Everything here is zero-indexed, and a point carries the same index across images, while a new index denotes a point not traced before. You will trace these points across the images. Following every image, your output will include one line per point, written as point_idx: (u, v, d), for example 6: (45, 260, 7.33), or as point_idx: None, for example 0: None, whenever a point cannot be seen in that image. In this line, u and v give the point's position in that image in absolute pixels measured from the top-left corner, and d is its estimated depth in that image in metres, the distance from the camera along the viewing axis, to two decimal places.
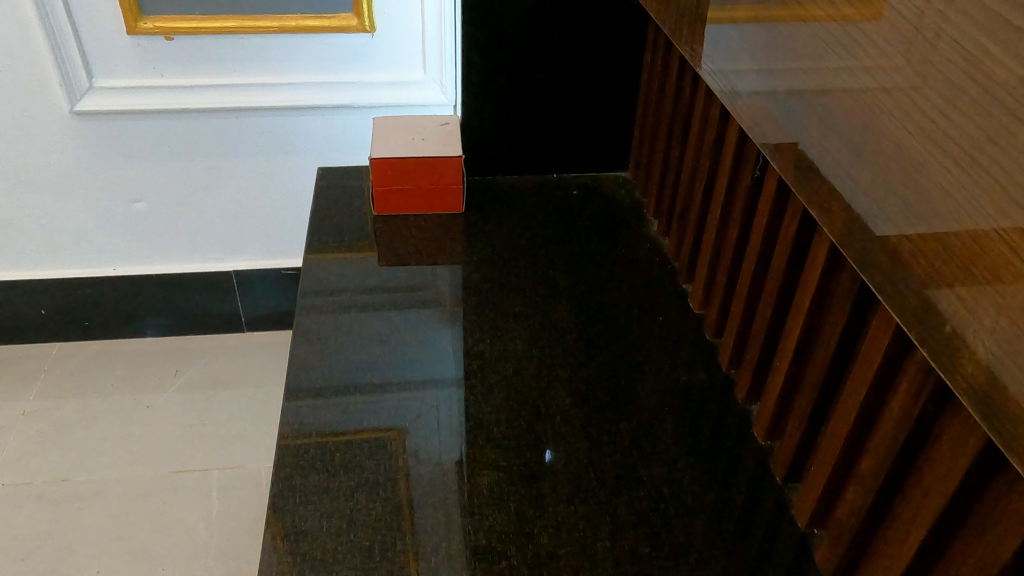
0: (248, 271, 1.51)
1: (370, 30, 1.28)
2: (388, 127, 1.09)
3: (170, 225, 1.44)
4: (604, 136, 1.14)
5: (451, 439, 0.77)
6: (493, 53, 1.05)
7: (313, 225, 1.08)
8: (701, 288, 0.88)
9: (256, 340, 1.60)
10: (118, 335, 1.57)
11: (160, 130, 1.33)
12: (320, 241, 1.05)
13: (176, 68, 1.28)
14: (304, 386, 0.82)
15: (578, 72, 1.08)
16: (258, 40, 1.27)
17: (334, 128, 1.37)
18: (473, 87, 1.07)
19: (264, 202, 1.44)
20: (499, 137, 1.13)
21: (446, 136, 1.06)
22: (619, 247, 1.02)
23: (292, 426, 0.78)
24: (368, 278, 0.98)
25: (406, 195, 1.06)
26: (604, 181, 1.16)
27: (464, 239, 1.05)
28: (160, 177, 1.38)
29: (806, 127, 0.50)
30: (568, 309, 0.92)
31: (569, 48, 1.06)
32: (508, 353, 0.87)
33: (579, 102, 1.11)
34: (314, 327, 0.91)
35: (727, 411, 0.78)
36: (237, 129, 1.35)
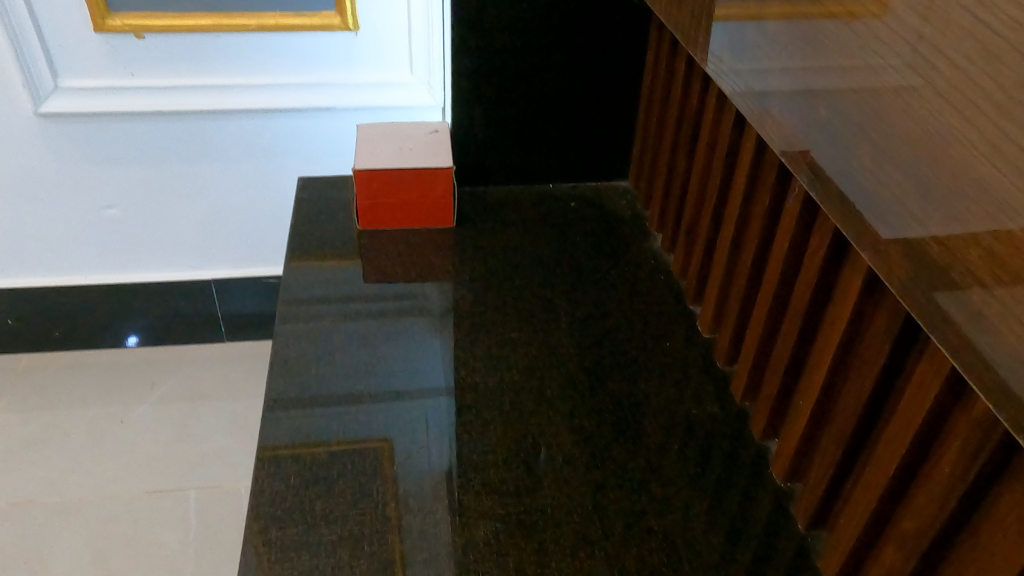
0: (229, 281, 1.45)
1: (354, 28, 1.22)
2: (374, 135, 1.03)
3: (144, 232, 1.38)
4: (601, 144, 1.09)
5: (445, 445, 0.75)
6: (486, 58, 0.99)
7: (294, 240, 1.02)
8: (710, 312, 0.83)
9: (237, 350, 1.54)
10: (89, 346, 1.50)
11: (133, 133, 1.26)
12: (301, 257, 0.99)
13: (148, 69, 1.21)
14: (286, 396, 0.80)
15: (576, 78, 1.02)
16: (235, 38, 1.21)
17: (317, 132, 1.31)
18: (464, 95, 1.01)
19: (243, 209, 1.38)
20: (492, 146, 1.07)
21: (435, 146, 1.00)
22: (620, 265, 0.97)
23: (275, 441, 0.75)
24: (350, 283, 0.95)
25: (393, 209, 1.00)
26: (603, 192, 1.11)
27: (456, 255, 0.99)
28: (133, 183, 1.31)
29: (840, 136, 0.47)
30: (567, 332, 0.87)
31: (566, 52, 1.00)
32: (506, 383, 0.81)
33: (577, 109, 1.05)
34: (297, 335, 0.87)
35: (742, 448, 0.73)
36: (216, 133, 1.28)
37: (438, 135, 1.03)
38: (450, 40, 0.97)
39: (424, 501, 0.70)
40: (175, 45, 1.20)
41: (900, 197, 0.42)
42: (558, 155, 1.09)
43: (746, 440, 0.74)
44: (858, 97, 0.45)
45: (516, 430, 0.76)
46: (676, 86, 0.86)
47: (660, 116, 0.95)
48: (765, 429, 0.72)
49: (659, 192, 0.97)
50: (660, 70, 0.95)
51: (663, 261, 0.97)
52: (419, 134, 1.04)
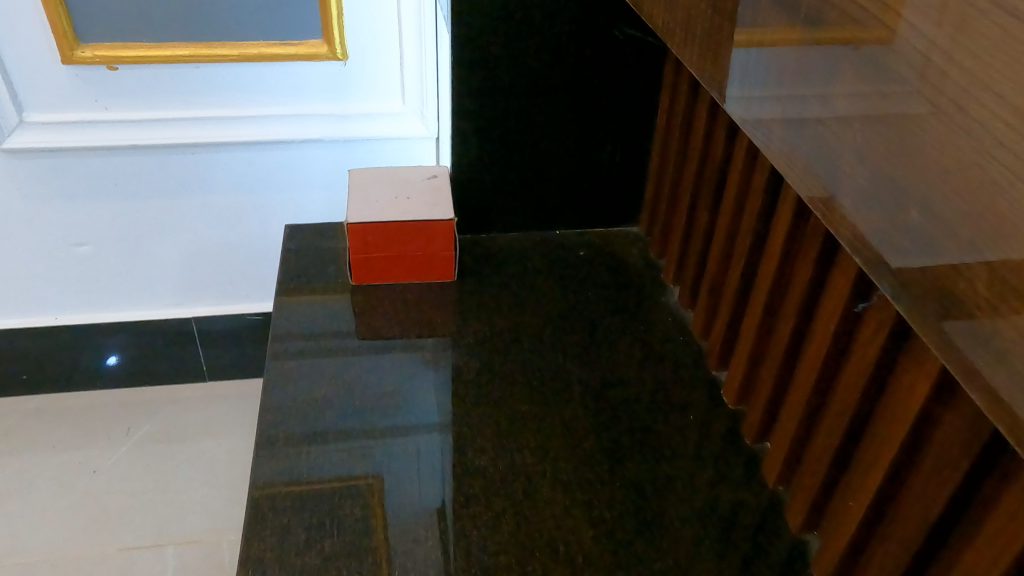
0: (208, 317, 1.39)
1: (342, 58, 1.16)
2: (368, 184, 0.98)
3: (118, 270, 1.31)
4: (608, 187, 1.04)
5: (441, 476, 0.75)
6: (490, 100, 0.94)
7: (280, 304, 0.97)
8: (737, 384, 0.78)
9: (219, 390, 1.47)
10: (62, 389, 1.43)
11: (106, 167, 1.20)
12: (287, 321, 0.94)
13: (122, 101, 1.15)
14: (277, 430, 0.79)
15: (583, 119, 0.97)
16: (216, 68, 1.14)
17: (307, 165, 1.26)
18: (465, 137, 0.96)
19: (224, 244, 1.32)
20: (494, 192, 1.02)
21: (433, 196, 0.96)
22: (637, 321, 0.92)
23: (269, 478, 0.75)
24: (343, 316, 0.95)
25: (389, 262, 0.96)
26: (612, 238, 1.06)
27: (458, 315, 0.94)
28: (107, 218, 1.25)
29: (886, 198, 0.33)
30: (580, 398, 0.82)
31: (572, 92, 0.95)
32: (510, 459, 0.76)
33: (582, 153, 1.00)
34: (289, 375, 0.86)
35: (778, 539, 0.68)
36: (195, 167, 1.23)
37: (437, 184, 0.99)
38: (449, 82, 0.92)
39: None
40: (149, 76, 1.14)
41: (979, 290, 0.28)
42: (564, 199, 1.04)
43: (781, 529, 0.69)
44: (911, 147, 0.31)
45: (529, 525, 0.70)
46: (699, 138, 0.84)
47: (683, 161, 0.91)
48: (805, 518, 0.67)
49: (677, 243, 0.93)
50: (676, 115, 0.90)
51: (679, 319, 0.92)
52: (418, 182, 0.99)
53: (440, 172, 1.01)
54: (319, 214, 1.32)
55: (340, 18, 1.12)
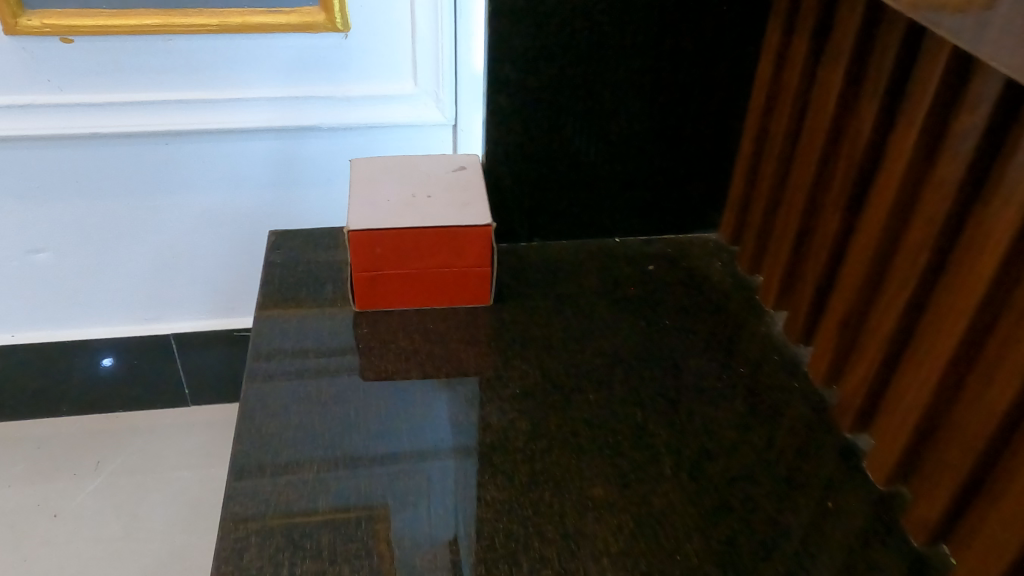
0: (188, 334, 1.22)
1: (343, 29, 0.98)
2: (375, 180, 0.81)
3: (80, 282, 1.15)
4: (659, 180, 0.92)
5: (456, 515, 0.63)
6: (534, 77, 0.83)
7: (262, 316, 0.83)
8: (897, 458, 0.64)
9: (199, 417, 1.31)
10: (28, 415, 1.28)
11: (65, 160, 1.04)
12: (275, 343, 0.79)
13: (79, 83, 0.98)
14: (260, 454, 0.67)
15: (647, 100, 0.86)
16: (191, 41, 0.96)
17: (306, 158, 1.09)
18: (502, 117, 0.85)
19: (205, 250, 1.15)
20: (534, 193, 0.91)
21: (459, 195, 0.79)
22: (734, 359, 0.79)
23: (241, 512, 0.62)
24: (335, 323, 0.82)
25: (408, 280, 0.80)
26: (684, 248, 0.95)
27: (501, 351, 0.79)
28: (68, 222, 1.09)
29: None
30: (661, 454, 0.68)
31: (631, 69, 0.84)
32: (562, 529, 0.62)
33: (651, 142, 0.89)
34: (276, 397, 0.73)
35: None
36: (168, 160, 1.06)
37: (462, 181, 0.82)
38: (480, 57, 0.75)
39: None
40: (110, 51, 0.96)
41: None
42: (617, 202, 0.94)
43: None
44: None
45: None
46: (819, 133, 0.72)
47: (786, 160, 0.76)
48: None
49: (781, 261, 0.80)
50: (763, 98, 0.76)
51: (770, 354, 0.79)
52: (443, 178, 0.83)
53: (471, 164, 0.85)
54: (321, 217, 1.15)
55: None
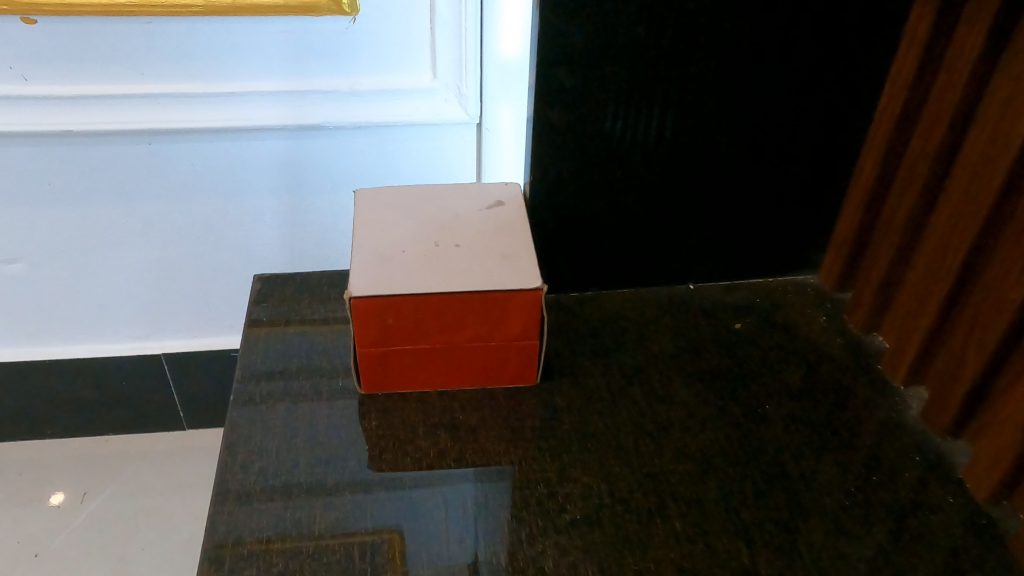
0: (183, 354, 1.10)
1: (352, 12, 0.84)
2: (393, 224, 0.68)
3: (59, 297, 1.02)
4: (736, 212, 0.79)
5: (476, 539, 0.57)
6: (596, 92, 0.69)
7: (248, 340, 0.77)
8: None
9: (196, 443, 1.19)
10: (9, 438, 1.16)
11: (34, 161, 0.90)
12: (264, 359, 0.75)
13: (47, 73, 0.83)
14: (256, 476, 0.62)
15: (738, 121, 0.73)
16: (175, 24, 0.82)
17: (310, 160, 0.95)
18: (558, 145, 0.72)
19: (199, 262, 1.02)
20: (590, 232, 0.78)
21: (493, 245, 0.66)
22: (842, 437, 0.66)
23: (222, 537, 0.57)
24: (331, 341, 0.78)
25: (436, 356, 0.66)
26: (770, 296, 0.83)
27: (551, 441, 0.65)
28: (42, 231, 0.95)
29: None
30: (759, 551, 0.57)
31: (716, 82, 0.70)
32: None
33: (734, 166, 0.76)
34: (272, 415, 0.68)
35: None
36: (155, 163, 0.92)
37: (496, 224, 0.69)
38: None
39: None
40: (82, 35, 0.81)
41: None
42: (689, 238, 0.80)
43: None
44: None
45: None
46: (997, 175, 0.59)
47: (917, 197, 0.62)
48: None
49: (921, 326, 0.68)
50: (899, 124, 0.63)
51: (876, 422, 0.68)
52: (475, 221, 0.70)
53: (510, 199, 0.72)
54: (330, 229, 1.02)
55: None
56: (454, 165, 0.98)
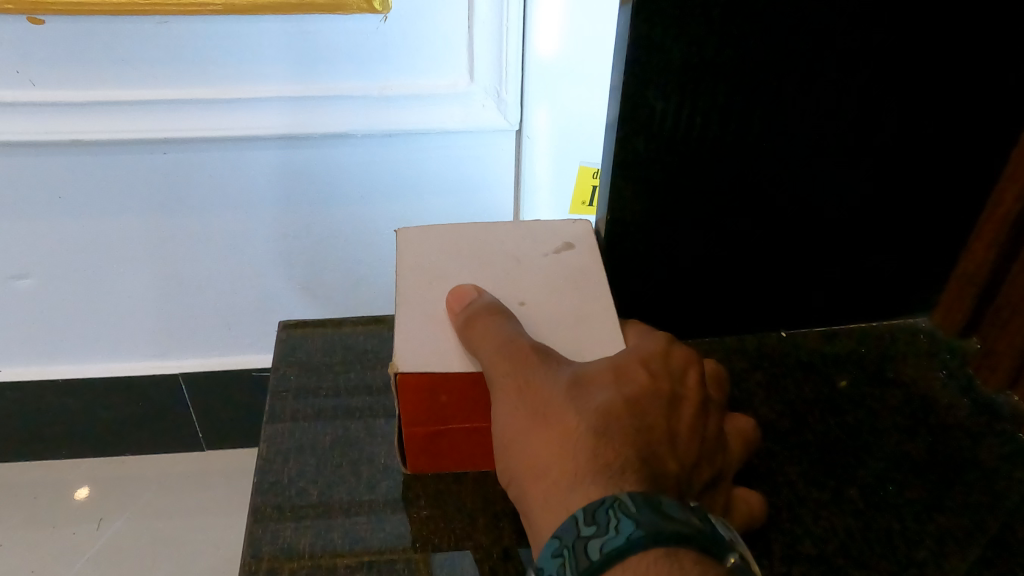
0: (200, 373, 1.05)
1: (383, 11, 0.76)
2: (448, 265, 0.52)
3: (71, 312, 0.96)
4: (890, 246, 0.56)
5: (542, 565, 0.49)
6: (711, 85, 0.46)
7: (281, 368, 0.65)
8: None
9: (215, 465, 1.14)
10: (22, 458, 1.11)
11: (42, 171, 0.83)
12: (295, 377, 0.65)
13: (57, 77, 0.76)
14: (293, 485, 0.55)
15: (913, 124, 0.50)
16: (192, 24, 0.75)
17: (335, 170, 0.89)
18: (650, 155, 0.49)
19: (218, 277, 0.96)
20: (681, 275, 0.57)
21: (567, 305, 0.50)
22: None
23: (251, 552, 0.50)
24: (374, 345, 0.69)
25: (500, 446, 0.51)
26: (878, 340, 0.61)
27: None
28: (51, 244, 0.89)
29: None
30: None
31: (889, 72, 0.47)
32: None
33: (895, 185, 0.53)
34: (308, 424, 0.60)
35: None
36: (171, 173, 0.86)
37: (570, 277, 0.52)
38: (608, 108, 0.48)
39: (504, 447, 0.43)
40: (92, 37, 0.74)
41: None
42: (816, 276, 0.58)
43: None
44: None
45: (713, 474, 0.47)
46: None
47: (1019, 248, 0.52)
48: None
49: None
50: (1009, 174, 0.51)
51: None
52: (539, 279, 0.51)
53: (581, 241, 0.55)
54: (357, 245, 0.96)
55: None
56: (491, 176, 0.92)
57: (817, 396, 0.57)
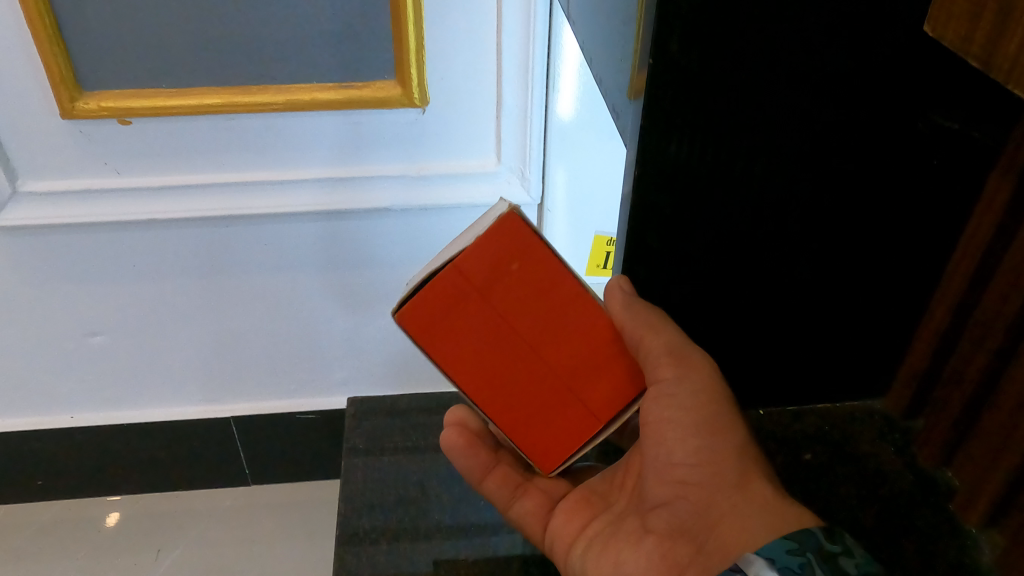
0: (249, 417, 1.15)
1: (422, 104, 0.87)
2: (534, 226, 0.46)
3: (138, 364, 1.07)
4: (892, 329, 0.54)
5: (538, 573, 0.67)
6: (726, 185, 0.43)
7: (351, 435, 0.87)
8: None
9: (260, 499, 1.24)
10: (85, 494, 1.22)
11: (119, 244, 0.94)
12: (361, 442, 0.86)
13: (137, 165, 0.87)
14: (365, 518, 0.75)
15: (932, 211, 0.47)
16: (257, 119, 0.86)
17: (376, 238, 0.99)
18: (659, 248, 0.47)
19: (269, 331, 1.07)
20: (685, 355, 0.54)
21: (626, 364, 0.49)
22: None
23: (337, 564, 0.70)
24: (420, 419, 0.90)
25: (491, 362, 0.47)
26: (846, 423, 0.59)
27: None
28: (124, 306, 1.00)
29: None
30: None
31: (902, 172, 0.44)
32: None
33: (906, 267, 0.50)
34: (370, 474, 0.81)
35: None
36: (229, 242, 0.97)
37: None
38: (623, 198, 0.45)
39: (694, 432, 0.50)
40: (172, 131, 0.85)
41: None
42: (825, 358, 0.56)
43: None
44: None
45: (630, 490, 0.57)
46: None
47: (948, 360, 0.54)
48: None
49: None
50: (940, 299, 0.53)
51: None
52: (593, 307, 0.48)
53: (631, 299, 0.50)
54: (390, 302, 1.06)
55: (418, 53, 0.82)
56: None
57: (777, 470, 0.56)
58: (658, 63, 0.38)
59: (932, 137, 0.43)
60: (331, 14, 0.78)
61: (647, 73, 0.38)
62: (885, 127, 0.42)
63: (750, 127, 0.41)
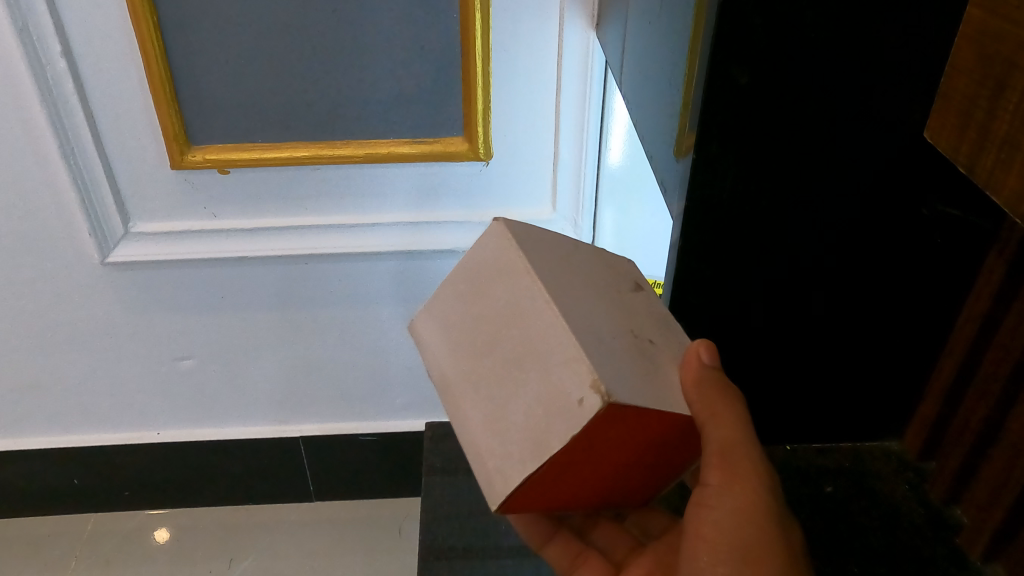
0: (317, 437, 1.24)
1: (486, 158, 0.95)
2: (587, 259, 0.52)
3: (220, 385, 1.17)
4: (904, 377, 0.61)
5: None
6: (754, 257, 0.51)
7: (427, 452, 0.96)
8: None
9: (323, 513, 1.33)
10: (164, 505, 1.32)
11: (211, 279, 1.04)
12: (437, 460, 0.95)
13: (232, 209, 0.98)
14: (439, 531, 0.84)
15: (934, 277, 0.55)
16: (338, 169, 0.96)
17: (438, 277, 1.08)
18: (697, 306, 0.54)
19: (340, 358, 1.16)
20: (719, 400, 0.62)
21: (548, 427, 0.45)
22: None
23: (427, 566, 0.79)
24: None
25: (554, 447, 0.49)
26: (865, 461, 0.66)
27: None
28: (212, 333, 1.10)
29: None
30: None
31: (909, 246, 0.52)
32: None
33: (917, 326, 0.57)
34: (442, 489, 0.90)
35: None
36: (308, 278, 1.06)
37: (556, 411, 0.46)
38: (668, 265, 0.53)
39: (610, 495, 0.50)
40: (264, 179, 0.96)
41: None
42: (845, 403, 0.63)
43: None
44: None
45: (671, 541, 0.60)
46: None
47: (959, 403, 0.61)
48: None
49: None
50: (952, 349, 0.60)
51: None
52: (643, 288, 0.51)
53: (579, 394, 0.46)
54: None
55: (486, 112, 0.91)
56: None
57: (802, 499, 0.63)
58: (703, 160, 0.46)
59: (934, 218, 0.51)
60: (410, 79, 0.87)
61: (691, 167, 0.46)
62: (894, 210, 0.49)
63: (779, 210, 0.49)
